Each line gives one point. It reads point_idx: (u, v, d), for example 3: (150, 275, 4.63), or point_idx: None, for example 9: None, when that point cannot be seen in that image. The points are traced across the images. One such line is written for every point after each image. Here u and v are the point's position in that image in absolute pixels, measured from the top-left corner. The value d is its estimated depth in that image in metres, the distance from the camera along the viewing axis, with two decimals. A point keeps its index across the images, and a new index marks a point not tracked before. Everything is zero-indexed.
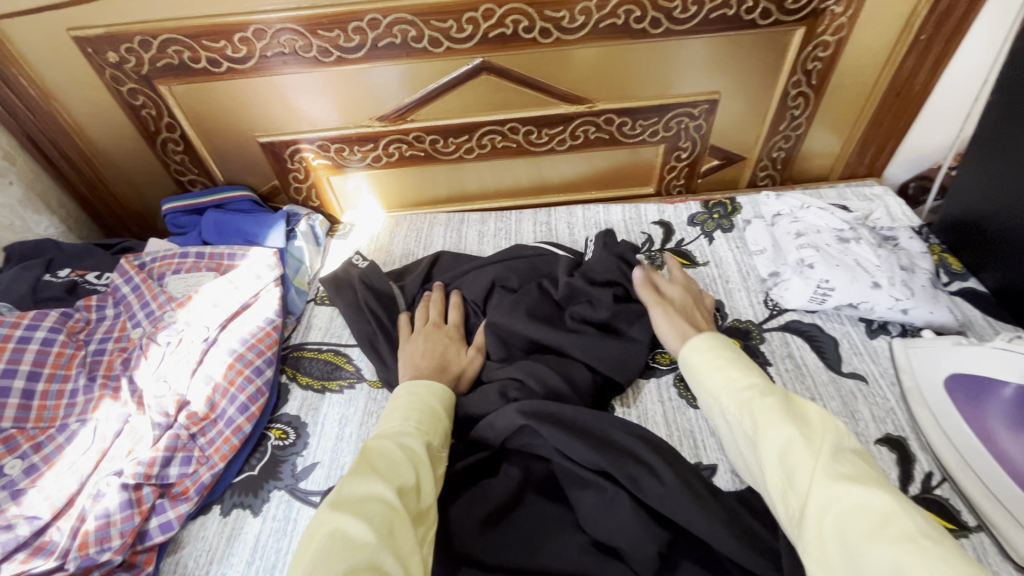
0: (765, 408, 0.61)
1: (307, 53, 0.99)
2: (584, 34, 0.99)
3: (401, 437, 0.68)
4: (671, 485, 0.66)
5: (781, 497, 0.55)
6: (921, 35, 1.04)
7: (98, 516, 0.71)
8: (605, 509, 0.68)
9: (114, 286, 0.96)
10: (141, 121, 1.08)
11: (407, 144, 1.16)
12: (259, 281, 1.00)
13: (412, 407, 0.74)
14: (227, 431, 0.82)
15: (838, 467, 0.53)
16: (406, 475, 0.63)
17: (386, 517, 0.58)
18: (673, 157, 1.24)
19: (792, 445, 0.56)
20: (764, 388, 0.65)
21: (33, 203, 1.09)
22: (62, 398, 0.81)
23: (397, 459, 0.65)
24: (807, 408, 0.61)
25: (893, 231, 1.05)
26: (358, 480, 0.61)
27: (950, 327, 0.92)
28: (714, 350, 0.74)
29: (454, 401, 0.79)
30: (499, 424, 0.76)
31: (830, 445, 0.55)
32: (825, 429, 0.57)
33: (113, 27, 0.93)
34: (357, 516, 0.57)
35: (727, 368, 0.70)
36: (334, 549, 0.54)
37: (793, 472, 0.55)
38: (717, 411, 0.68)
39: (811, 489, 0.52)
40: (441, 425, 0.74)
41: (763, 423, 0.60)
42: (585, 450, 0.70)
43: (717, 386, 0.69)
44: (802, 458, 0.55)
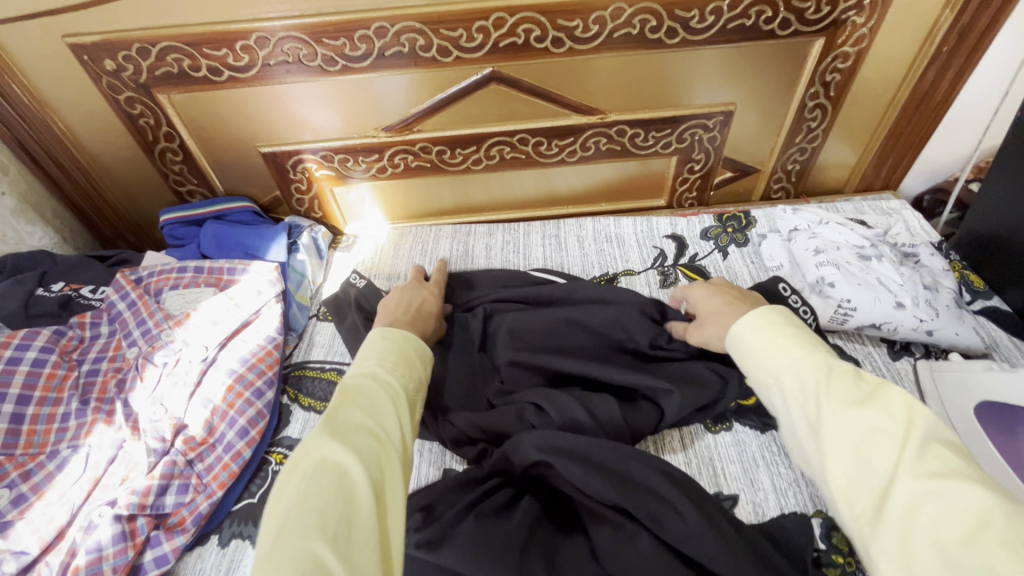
0: (832, 390, 0.52)
1: (311, 62, 0.95)
2: (599, 43, 0.96)
3: (379, 377, 0.63)
4: (693, 520, 0.64)
5: (849, 492, 0.48)
6: (943, 47, 1.01)
7: (90, 550, 0.67)
8: (625, 542, 0.64)
9: (109, 303, 0.91)
10: (138, 131, 1.04)
11: (413, 155, 1.13)
12: (260, 297, 0.96)
13: (387, 349, 0.68)
14: (226, 456, 0.79)
15: (928, 463, 0.45)
16: (388, 409, 0.60)
17: (375, 450, 0.55)
18: (685, 168, 1.21)
19: (875, 433, 0.48)
20: (832, 367, 0.55)
21: (27, 213, 1.05)
22: (53, 422, 0.77)
23: (378, 396, 0.61)
24: (889, 389, 0.52)
25: (914, 247, 1.02)
26: (345, 415, 0.57)
27: (977, 350, 0.89)
28: (774, 323, 0.61)
29: (425, 347, 0.74)
30: (514, 454, 0.73)
31: (920, 435, 0.47)
32: (909, 412, 0.49)
33: (109, 33, 0.90)
34: (347, 446, 0.54)
35: (789, 341, 0.59)
36: (325, 477, 0.51)
37: (870, 465, 0.48)
38: (774, 392, 0.58)
39: (893, 488, 0.46)
40: (416, 367, 0.69)
41: (832, 409, 0.51)
42: (601, 483, 0.67)
43: (777, 362, 0.58)
44: (883, 452, 0.47)
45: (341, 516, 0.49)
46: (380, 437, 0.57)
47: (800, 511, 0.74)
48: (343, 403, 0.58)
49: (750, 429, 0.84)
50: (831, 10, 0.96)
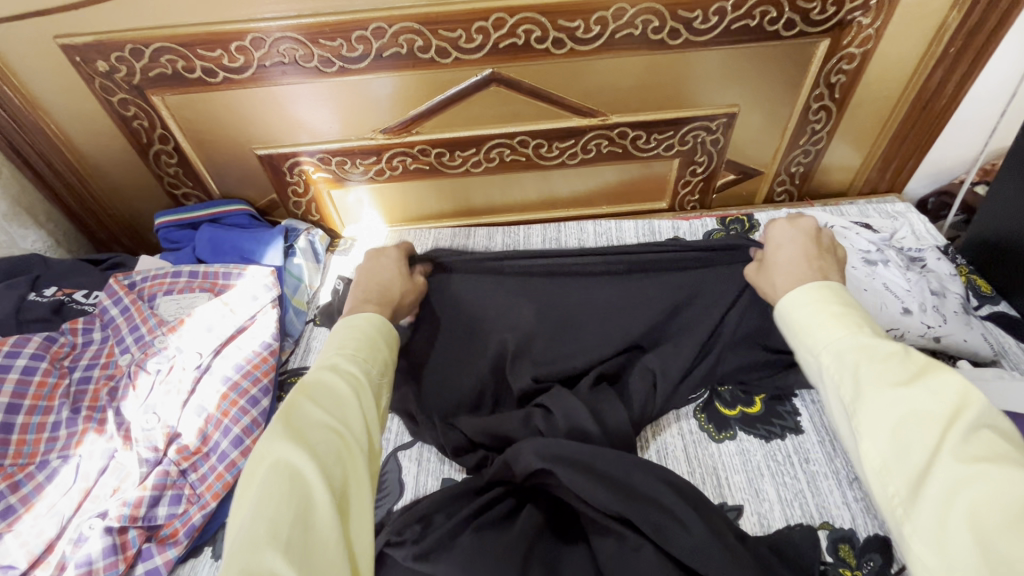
0: (874, 369, 0.50)
1: (308, 63, 0.94)
2: (600, 45, 0.95)
3: (339, 367, 0.60)
4: (700, 534, 0.62)
5: (882, 474, 0.46)
6: (950, 48, 0.99)
7: (80, 564, 0.66)
8: (629, 555, 0.62)
9: (101, 308, 0.90)
10: (132, 133, 1.03)
11: (412, 158, 1.11)
12: (256, 302, 0.94)
13: (348, 336, 0.64)
14: (220, 466, 0.78)
15: (974, 448, 0.43)
16: (351, 402, 0.57)
17: (335, 448, 0.53)
18: (688, 171, 1.19)
19: (916, 415, 0.46)
20: (877, 344, 0.52)
21: (20, 216, 1.04)
22: (43, 432, 0.75)
23: (339, 390, 0.58)
24: (939, 368, 0.48)
25: (921, 252, 1.00)
26: (306, 412, 0.55)
27: (985, 357, 0.88)
28: (819, 297, 0.58)
29: (393, 327, 0.70)
30: (517, 461, 0.72)
31: (969, 419, 0.44)
32: (959, 394, 0.45)
33: (101, 34, 0.88)
34: (303, 449, 0.51)
35: (835, 315, 0.55)
36: (281, 483, 0.49)
37: (906, 447, 0.45)
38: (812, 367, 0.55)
39: (933, 472, 0.43)
40: (382, 352, 0.65)
41: (875, 388, 0.48)
42: (606, 494, 0.65)
43: (826, 335, 0.54)
44: (925, 435, 0.45)
45: (299, 523, 0.47)
46: (340, 433, 0.54)
47: (806, 524, 0.73)
48: (304, 400, 0.56)
49: (755, 438, 0.82)
50: (837, 10, 0.94)
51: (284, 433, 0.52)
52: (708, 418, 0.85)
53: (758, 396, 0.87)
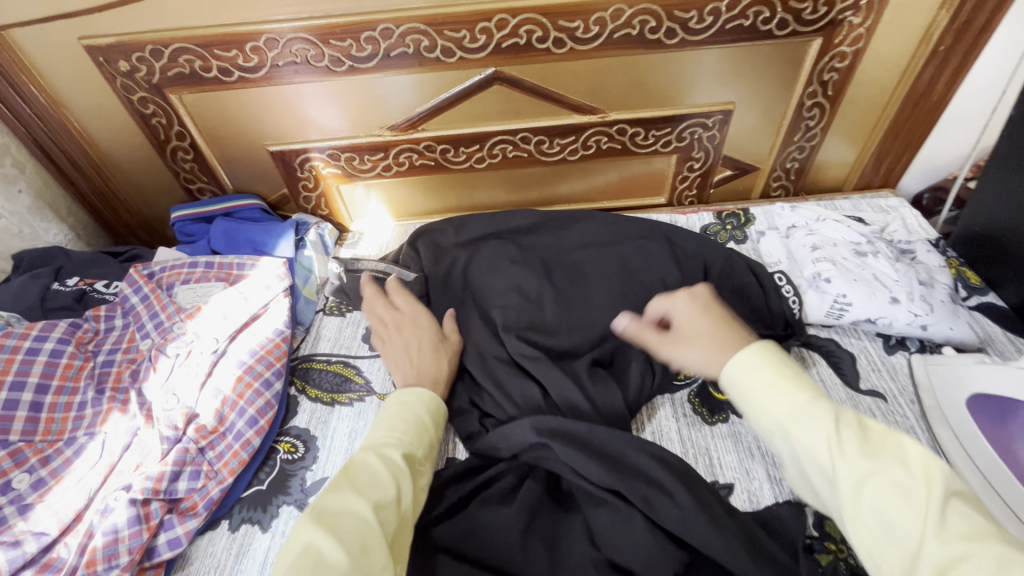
0: (844, 441, 0.53)
1: (318, 62, 0.98)
2: (599, 44, 0.98)
3: (382, 448, 0.68)
4: (686, 506, 0.66)
5: (874, 556, 0.49)
6: (940, 46, 1.03)
7: (107, 533, 0.70)
8: (623, 521, 0.69)
9: (123, 297, 0.94)
10: (151, 129, 1.07)
11: (418, 153, 1.15)
12: (269, 291, 0.98)
13: (398, 418, 0.73)
14: (236, 445, 0.81)
15: (950, 525, 0.46)
16: (391, 486, 0.63)
17: (362, 535, 0.57)
18: (685, 167, 1.23)
19: (893, 490, 0.49)
20: (835, 413, 0.56)
21: (42, 210, 1.09)
22: (70, 411, 0.80)
23: (379, 473, 0.64)
24: (900, 439, 0.52)
25: (910, 244, 1.04)
26: (347, 496, 0.61)
27: (971, 344, 0.91)
28: (768, 361, 0.62)
29: (441, 407, 0.79)
30: (512, 437, 0.77)
31: (941, 494, 0.47)
32: (925, 465, 0.49)
33: (123, 35, 0.93)
34: (332, 534, 0.56)
35: (789, 382, 0.60)
36: (306, 567, 0.53)
37: (892, 528, 0.48)
38: (778, 436, 0.59)
39: (923, 556, 0.46)
40: (427, 432, 0.74)
41: (845, 465, 0.52)
42: (596, 467, 0.71)
43: (783, 406, 0.58)
44: (906, 513, 0.48)
45: None
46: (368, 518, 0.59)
47: (794, 500, 0.76)
48: (349, 484, 0.62)
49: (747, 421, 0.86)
50: (828, 10, 0.97)
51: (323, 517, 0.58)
52: (700, 401, 0.89)
53: None
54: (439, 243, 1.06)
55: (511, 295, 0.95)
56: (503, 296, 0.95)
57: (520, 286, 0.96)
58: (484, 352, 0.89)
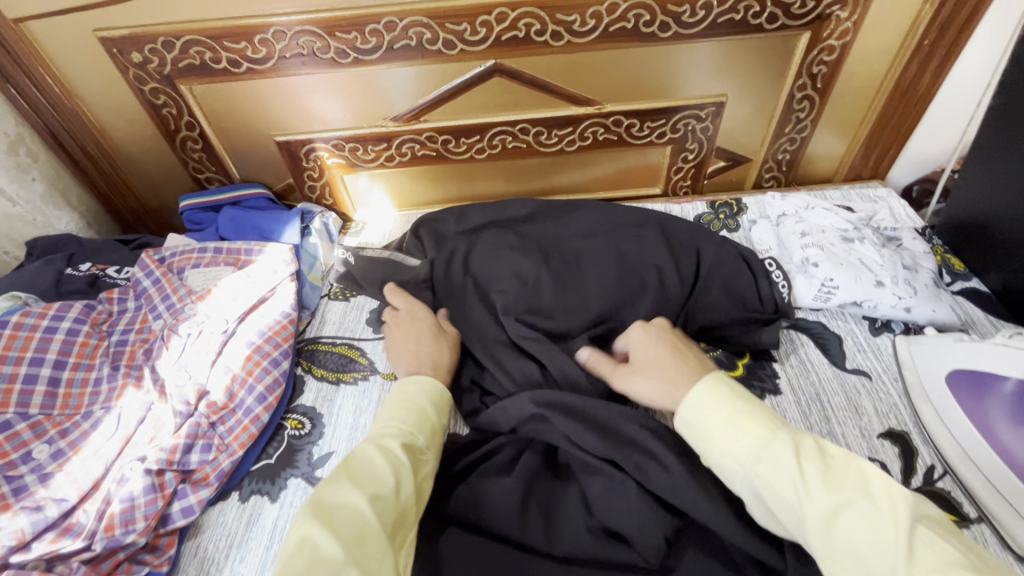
0: (808, 479, 0.54)
1: (324, 54, 1.01)
2: (595, 37, 1.02)
3: (382, 440, 0.69)
4: (678, 473, 0.69)
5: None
6: (924, 40, 1.06)
7: (123, 500, 0.73)
8: (618, 488, 0.72)
9: (135, 280, 0.97)
10: (161, 119, 1.10)
11: (420, 144, 1.18)
12: (276, 275, 1.02)
13: (399, 408, 0.74)
14: (246, 420, 0.85)
15: (921, 555, 0.47)
16: (389, 479, 0.64)
17: (359, 529, 0.59)
18: (680, 158, 1.26)
19: (862, 523, 0.50)
20: (797, 446, 0.57)
21: (55, 198, 1.12)
22: (87, 386, 0.83)
23: (378, 465, 0.65)
24: (861, 468, 0.54)
25: (896, 232, 1.07)
26: (345, 489, 0.62)
27: (953, 325, 0.95)
28: (727, 400, 0.63)
29: (444, 394, 0.80)
30: (512, 410, 0.81)
31: (908, 521, 0.49)
32: (888, 493, 0.51)
33: (136, 27, 0.96)
34: (329, 529, 0.58)
35: (748, 419, 0.61)
36: (302, 563, 0.54)
37: (866, 563, 0.49)
38: (744, 479, 0.59)
39: None
40: (429, 420, 0.75)
41: (813, 504, 0.53)
42: (593, 438, 0.74)
43: (745, 447, 0.59)
44: (877, 544, 0.49)
45: None
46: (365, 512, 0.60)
47: None
48: (348, 476, 0.63)
49: None
50: (816, 5, 1.01)
51: (319, 510, 0.59)
52: None
53: (740, 361, 0.94)
54: (441, 234, 1.10)
55: (509, 280, 0.98)
56: (503, 282, 0.99)
57: (518, 271, 0.99)
58: (485, 332, 0.93)
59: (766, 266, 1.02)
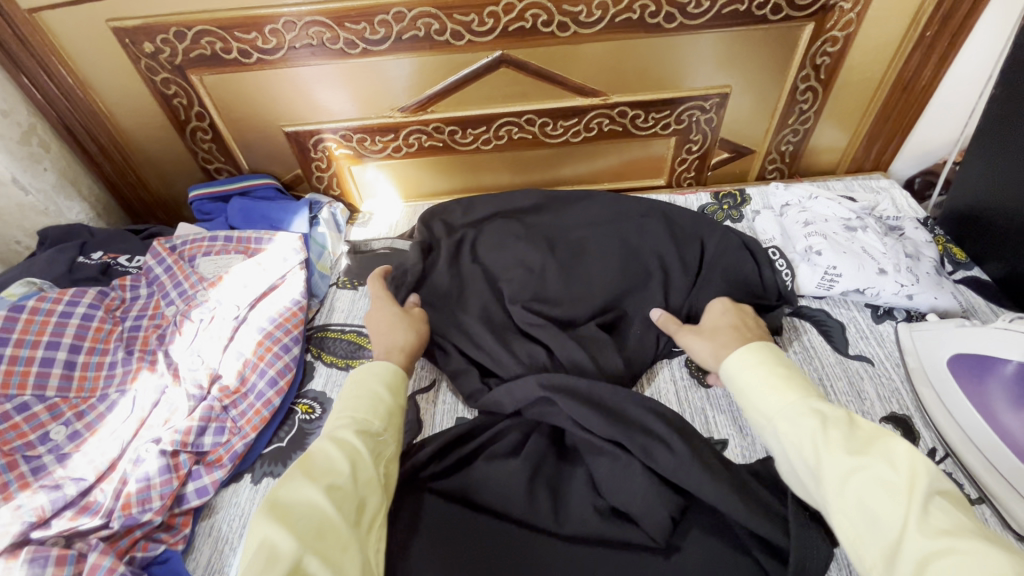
0: (831, 439, 0.61)
1: (333, 45, 1.03)
2: (601, 28, 1.03)
3: (334, 433, 0.70)
4: (682, 454, 0.71)
5: (857, 545, 0.55)
6: (927, 32, 1.07)
7: (139, 480, 0.74)
8: (623, 469, 0.73)
9: (147, 267, 0.98)
10: (172, 110, 1.12)
11: (427, 135, 1.20)
12: (286, 263, 1.03)
13: (352, 398, 0.76)
14: (258, 403, 0.86)
15: (929, 517, 0.52)
16: (345, 469, 0.66)
17: (315, 522, 0.61)
18: (684, 150, 1.27)
19: (875, 482, 0.56)
20: (828, 414, 0.64)
21: (66, 188, 1.13)
22: (101, 369, 0.85)
23: (333, 457, 0.67)
24: (889, 441, 0.59)
25: (899, 222, 1.08)
26: (299, 485, 0.64)
27: (954, 312, 0.96)
28: (772, 368, 0.71)
29: (399, 375, 0.81)
30: (517, 393, 0.82)
31: (922, 489, 0.54)
32: (909, 464, 0.56)
33: (148, 18, 0.97)
34: (284, 524, 0.60)
35: (785, 387, 0.69)
36: (260, 559, 0.56)
37: (873, 515, 0.55)
38: (772, 433, 0.67)
39: (901, 541, 0.52)
40: (384, 403, 0.76)
41: (832, 459, 0.59)
42: (599, 420, 0.76)
43: (777, 406, 0.68)
44: (886, 501, 0.55)
45: None
46: (320, 505, 0.62)
47: None
48: (301, 473, 0.65)
49: None
50: None
51: (273, 508, 0.61)
52: (697, 365, 0.93)
53: None
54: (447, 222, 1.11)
55: (516, 268, 0.99)
56: (510, 270, 1.00)
57: (525, 260, 1.01)
58: (493, 319, 0.94)
59: (769, 255, 1.03)
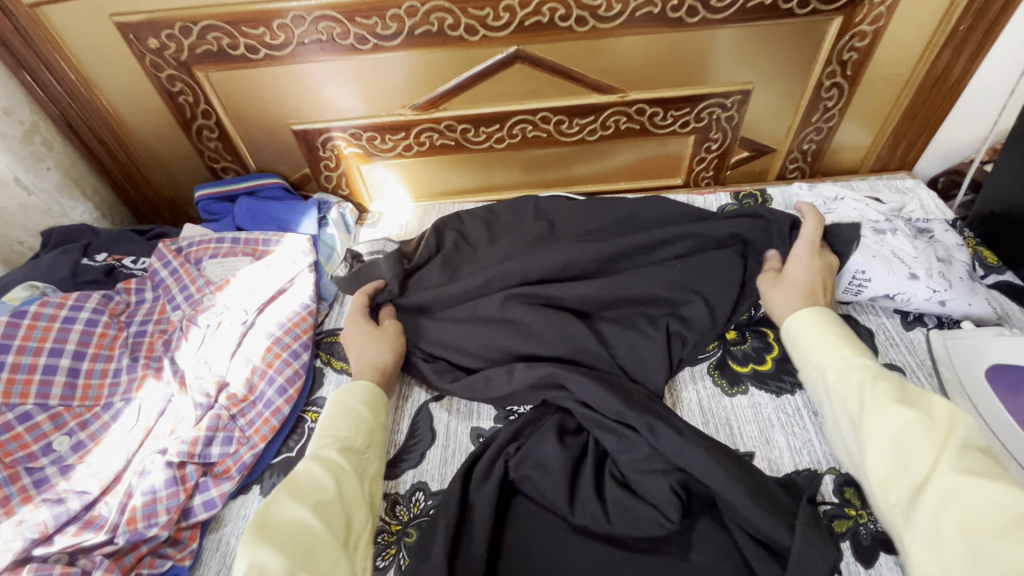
0: (877, 390, 0.64)
1: (343, 40, 0.99)
2: (620, 22, 0.99)
3: (317, 452, 0.70)
4: (688, 437, 0.71)
5: (887, 484, 0.59)
6: (960, 26, 1.03)
7: (145, 492, 0.72)
8: (631, 448, 0.74)
9: (152, 270, 0.96)
10: (178, 108, 1.09)
11: (439, 133, 1.16)
12: (295, 266, 1.00)
13: (333, 416, 0.75)
14: (266, 412, 0.83)
15: (961, 461, 0.55)
16: (330, 486, 0.66)
17: (303, 541, 0.61)
18: (702, 148, 1.23)
19: (910, 428, 0.59)
20: (879, 369, 0.66)
21: (70, 188, 1.11)
22: (106, 377, 0.82)
23: (317, 476, 0.67)
24: (934, 398, 0.62)
25: (928, 224, 1.04)
26: (284, 504, 0.64)
27: (989, 319, 0.92)
28: (827, 325, 0.74)
29: (379, 391, 0.81)
30: (525, 374, 0.81)
31: (957, 439, 0.56)
32: (950, 418, 0.59)
33: (153, 13, 0.94)
34: (273, 543, 0.59)
35: (842, 344, 0.72)
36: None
37: (907, 457, 0.58)
38: (821, 384, 0.71)
39: (930, 481, 0.55)
40: (365, 419, 0.76)
41: (875, 407, 0.63)
42: (610, 400, 0.76)
43: (827, 359, 0.71)
44: (920, 445, 0.58)
45: None
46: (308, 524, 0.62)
47: (813, 468, 0.77)
48: (285, 494, 0.65)
49: (766, 393, 0.86)
50: None
51: (258, 531, 0.60)
52: (720, 374, 0.89)
53: (770, 354, 0.90)
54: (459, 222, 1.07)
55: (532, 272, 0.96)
56: None
57: None
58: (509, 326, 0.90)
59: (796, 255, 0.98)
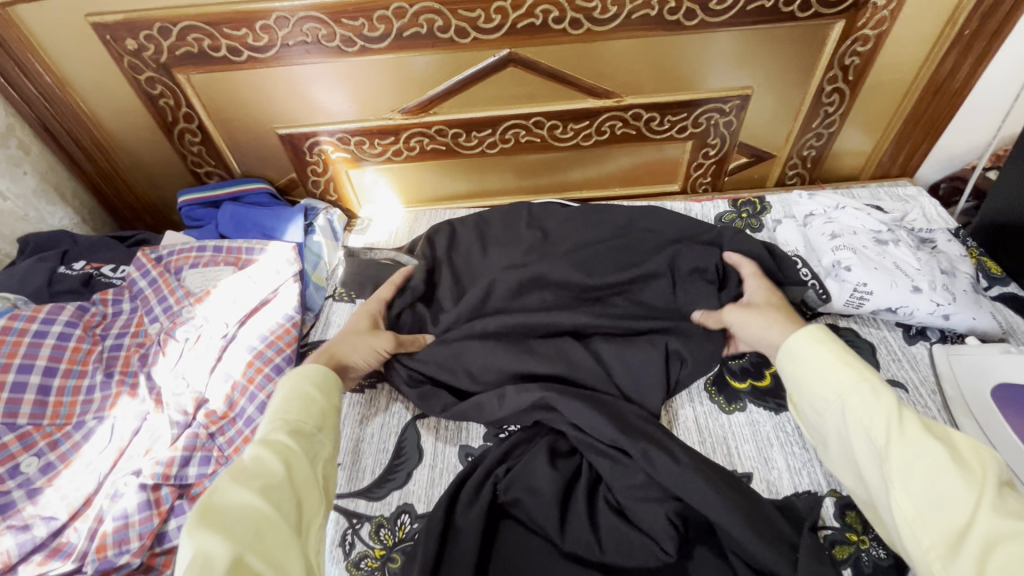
0: (901, 419, 0.58)
1: (329, 42, 0.96)
2: (616, 25, 0.96)
3: (263, 436, 0.64)
4: (683, 462, 0.68)
5: (916, 524, 0.53)
6: (965, 30, 1.00)
7: (116, 517, 0.69)
8: (626, 473, 0.72)
9: (130, 280, 0.92)
10: (158, 111, 1.05)
11: (429, 138, 1.13)
12: (279, 276, 0.96)
13: (281, 401, 0.69)
14: (246, 431, 0.80)
15: (1003, 504, 0.50)
16: (279, 470, 0.60)
17: (253, 525, 0.54)
18: (700, 154, 1.21)
19: (943, 465, 0.53)
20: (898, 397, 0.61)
21: (47, 193, 1.07)
22: (79, 394, 0.79)
23: (266, 459, 0.61)
24: (956, 435, 0.57)
25: (931, 234, 1.01)
26: (229, 491, 0.57)
27: (994, 334, 0.89)
28: (837, 343, 0.67)
29: (332, 374, 0.76)
30: (510, 400, 0.78)
31: (994, 480, 0.52)
32: (979, 457, 0.54)
33: (130, 13, 0.91)
34: (220, 527, 0.53)
35: (855, 364, 0.65)
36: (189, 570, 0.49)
37: (941, 496, 0.52)
38: (831, 407, 0.64)
39: (971, 524, 0.50)
40: (317, 402, 0.71)
41: (901, 439, 0.56)
42: (601, 423, 0.73)
43: (838, 379, 0.64)
44: (956, 484, 0.52)
45: None
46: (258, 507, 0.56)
47: (813, 491, 0.74)
48: (230, 477, 0.59)
49: (765, 410, 0.84)
50: None
51: (203, 517, 0.53)
52: (717, 390, 0.87)
53: (768, 370, 0.88)
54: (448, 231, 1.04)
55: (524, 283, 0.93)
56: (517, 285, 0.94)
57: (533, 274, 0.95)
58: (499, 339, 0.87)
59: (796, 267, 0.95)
